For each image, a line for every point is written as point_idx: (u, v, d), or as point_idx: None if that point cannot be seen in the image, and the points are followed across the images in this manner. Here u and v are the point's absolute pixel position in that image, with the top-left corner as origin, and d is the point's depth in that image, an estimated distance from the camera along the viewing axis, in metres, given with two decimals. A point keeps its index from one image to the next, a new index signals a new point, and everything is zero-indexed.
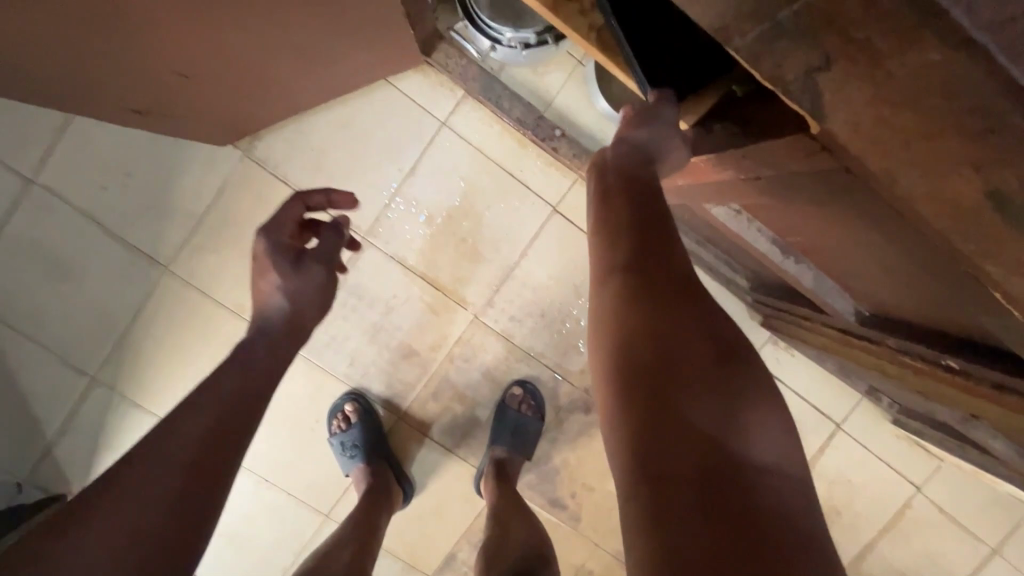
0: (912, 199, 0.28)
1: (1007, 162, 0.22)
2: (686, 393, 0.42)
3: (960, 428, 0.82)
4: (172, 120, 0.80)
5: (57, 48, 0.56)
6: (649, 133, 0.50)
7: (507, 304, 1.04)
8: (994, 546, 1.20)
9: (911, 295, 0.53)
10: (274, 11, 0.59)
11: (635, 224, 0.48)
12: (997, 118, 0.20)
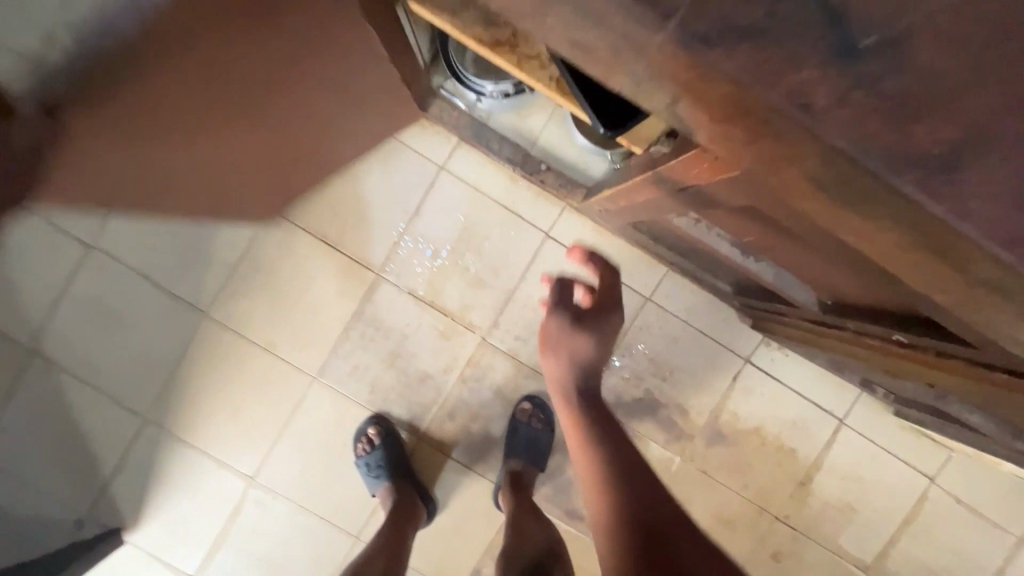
0: (767, 183, 0.36)
1: (799, 152, 0.30)
2: (656, 506, 0.60)
3: (942, 407, 0.86)
4: (236, 203, 0.97)
5: (158, 171, 0.71)
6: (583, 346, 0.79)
7: (511, 325, 1.13)
8: (1020, 536, 1.20)
9: (845, 278, 0.60)
10: (311, 103, 0.74)
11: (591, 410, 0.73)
12: (777, 121, 0.29)
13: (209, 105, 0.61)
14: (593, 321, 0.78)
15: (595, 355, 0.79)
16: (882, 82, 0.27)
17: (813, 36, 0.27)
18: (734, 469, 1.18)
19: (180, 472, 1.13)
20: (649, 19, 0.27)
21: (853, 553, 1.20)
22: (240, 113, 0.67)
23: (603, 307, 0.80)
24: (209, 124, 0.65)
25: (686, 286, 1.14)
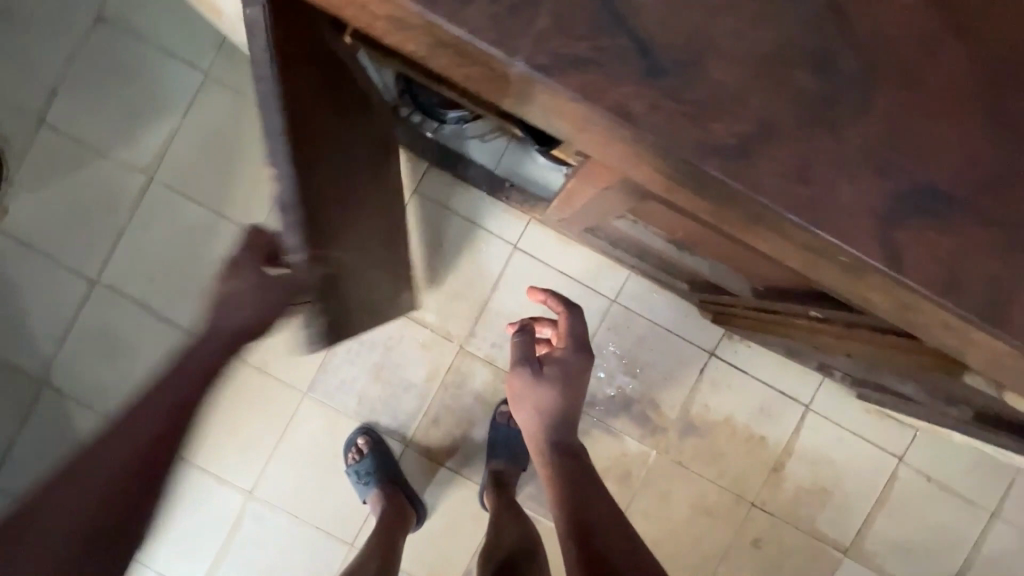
0: (632, 176, 0.44)
1: (635, 149, 0.39)
2: (595, 507, 0.75)
3: (886, 383, 0.92)
4: (400, 290, 1.04)
5: (353, 278, 0.78)
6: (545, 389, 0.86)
7: (486, 333, 1.21)
8: (992, 509, 1.25)
9: (754, 261, 0.68)
10: (359, 154, 0.79)
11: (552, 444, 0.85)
12: (612, 127, 0.37)
13: (329, 190, 0.66)
14: (552, 368, 0.86)
15: (561, 400, 0.86)
16: (684, 92, 0.36)
17: (626, 61, 0.36)
18: (708, 459, 1.23)
19: (180, 491, 1.19)
20: (502, 56, 0.36)
21: (831, 535, 1.25)
22: (343, 194, 0.72)
23: (562, 353, 0.87)
24: (344, 207, 0.72)
25: (648, 287, 1.21)
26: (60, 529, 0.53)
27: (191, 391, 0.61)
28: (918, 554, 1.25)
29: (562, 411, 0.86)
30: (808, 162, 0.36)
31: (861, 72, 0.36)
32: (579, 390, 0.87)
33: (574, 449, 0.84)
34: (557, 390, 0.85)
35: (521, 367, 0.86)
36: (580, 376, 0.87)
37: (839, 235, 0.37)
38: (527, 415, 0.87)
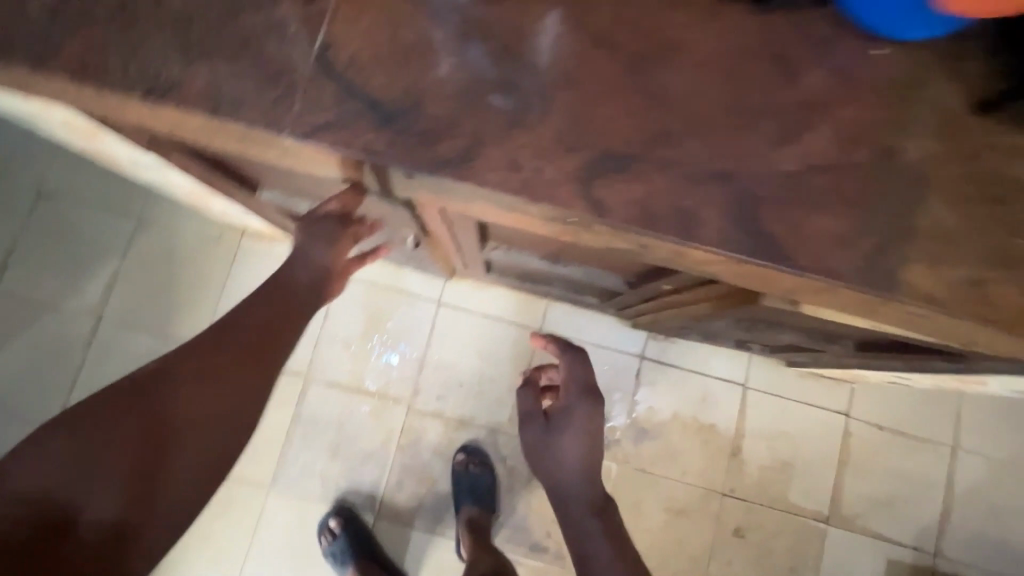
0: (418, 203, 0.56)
1: (395, 180, 0.51)
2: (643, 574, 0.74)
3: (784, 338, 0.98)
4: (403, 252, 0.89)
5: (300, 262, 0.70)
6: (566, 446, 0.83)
7: (430, 389, 1.28)
8: (952, 444, 1.27)
9: (593, 255, 0.79)
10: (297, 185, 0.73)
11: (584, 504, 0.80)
12: (368, 167, 0.50)
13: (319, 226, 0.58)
14: (562, 419, 0.85)
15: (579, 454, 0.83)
16: (409, 129, 0.48)
17: (362, 118, 0.48)
18: (668, 459, 1.27)
19: None
20: (275, 135, 0.48)
21: (806, 506, 1.26)
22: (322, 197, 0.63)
23: (568, 404, 0.87)
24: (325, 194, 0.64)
25: (568, 309, 1.31)
26: (182, 397, 0.58)
27: (282, 309, 0.68)
28: (897, 506, 1.26)
29: (577, 464, 0.82)
30: (515, 156, 0.48)
31: (537, 85, 0.49)
32: (594, 440, 0.84)
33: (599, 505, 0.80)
34: (572, 442, 0.83)
35: (531, 428, 0.88)
36: (593, 426, 0.85)
37: (552, 203, 0.48)
38: (544, 471, 0.85)
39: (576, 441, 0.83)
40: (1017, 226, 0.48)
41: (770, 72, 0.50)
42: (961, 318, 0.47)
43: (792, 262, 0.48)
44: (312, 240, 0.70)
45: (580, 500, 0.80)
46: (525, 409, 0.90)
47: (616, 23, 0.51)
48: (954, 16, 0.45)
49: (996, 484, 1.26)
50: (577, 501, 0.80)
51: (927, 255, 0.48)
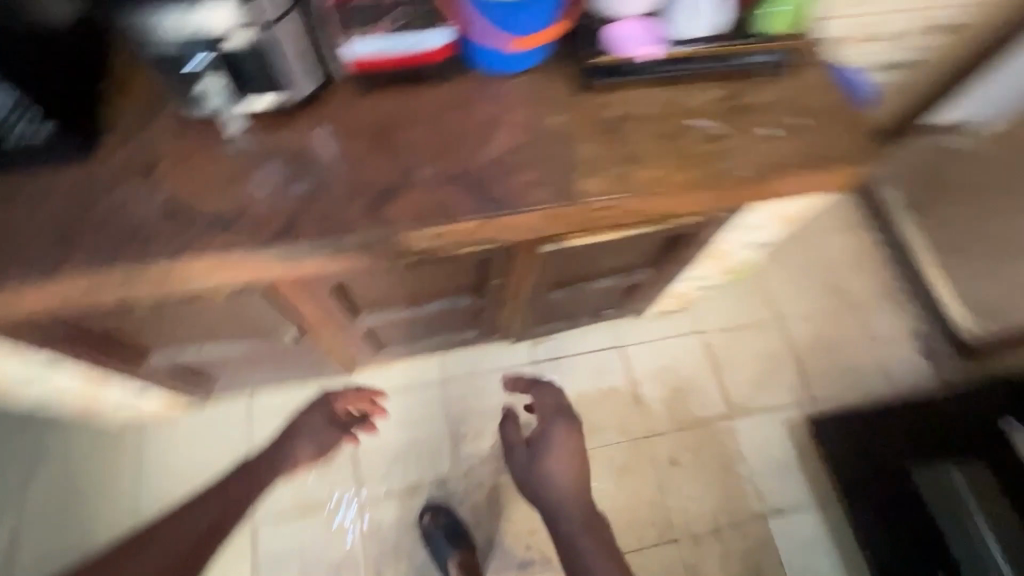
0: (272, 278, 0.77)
1: (245, 263, 0.72)
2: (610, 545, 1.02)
3: (608, 287, 1.28)
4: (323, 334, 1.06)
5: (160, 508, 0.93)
6: (547, 458, 1.12)
7: (373, 475, 1.37)
8: (778, 315, 1.62)
9: (434, 280, 1.03)
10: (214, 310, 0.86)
11: (557, 502, 1.07)
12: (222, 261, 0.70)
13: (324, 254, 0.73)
14: (544, 439, 1.14)
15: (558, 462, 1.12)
16: (242, 228, 0.71)
17: (206, 233, 0.70)
18: (593, 431, 1.47)
19: None
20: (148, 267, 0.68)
21: (709, 414, 1.51)
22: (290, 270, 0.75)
23: (547, 428, 1.17)
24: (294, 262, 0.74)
25: (461, 353, 1.50)
26: None
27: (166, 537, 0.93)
28: (769, 379, 1.55)
29: (563, 471, 1.10)
30: (320, 215, 0.72)
31: (317, 170, 0.75)
32: (569, 450, 1.13)
33: (584, 519, 1.05)
34: (558, 456, 1.12)
35: (520, 454, 1.15)
36: (570, 445, 1.13)
37: (356, 234, 0.73)
38: (536, 489, 1.11)
39: (559, 458, 1.11)
40: (629, 139, 0.82)
41: (456, 112, 0.81)
42: (622, 201, 0.79)
43: (514, 208, 0.76)
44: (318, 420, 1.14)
45: (573, 512, 1.05)
46: (509, 441, 1.19)
47: (355, 119, 0.79)
48: (527, 50, 0.80)
49: (825, 333, 1.61)
50: (567, 516, 1.05)
51: (590, 174, 0.79)
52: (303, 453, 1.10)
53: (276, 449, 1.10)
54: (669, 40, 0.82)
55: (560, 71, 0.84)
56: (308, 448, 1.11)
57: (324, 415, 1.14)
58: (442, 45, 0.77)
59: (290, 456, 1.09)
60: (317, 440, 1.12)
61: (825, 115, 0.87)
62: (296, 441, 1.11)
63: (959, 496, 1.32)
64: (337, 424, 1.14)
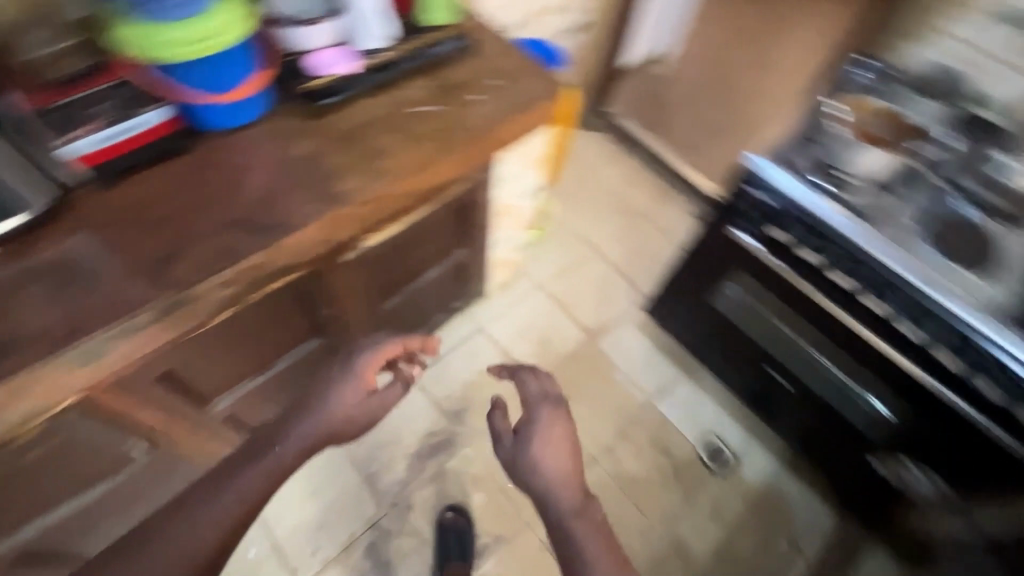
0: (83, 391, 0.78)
1: (40, 385, 0.71)
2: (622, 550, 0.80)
3: (437, 276, 1.41)
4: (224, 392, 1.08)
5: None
6: (542, 450, 0.90)
7: (304, 556, 1.36)
8: (592, 245, 1.88)
9: (268, 337, 1.08)
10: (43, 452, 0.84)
11: (549, 505, 0.86)
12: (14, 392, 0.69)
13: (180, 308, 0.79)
14: (531, 424, 0.94)
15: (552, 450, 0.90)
16: (22, 353, 0.71)
17: None
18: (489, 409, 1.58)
19: None
20: None
21: (576, 347, 1.70)
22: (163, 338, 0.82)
23: (534, 413, 0.95)
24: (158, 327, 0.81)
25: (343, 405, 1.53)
26: None
27: None
28: (608, 296, 1.79)
29: (549, 466, 0.88)
30: (101, 310, 0.75)
31: (83, 271, 0.77)
32: (559, 431, 0.93)
33: (575, 512, 0.83)
34: (541, 449, 0.90)
35: (506, 447, 0.94)
36: (555, 434, 0.92)
37: (145, 309, 0.76)
38: (525, 482, 0.89)
39: (546, 451, 0.90)
40: (366, 142, 0.95)
41: (203, 172, 0.87)
42: (383, 186, 0.91)
43: (291, 230, 0.85)
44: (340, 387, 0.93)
45: (564, 504, 0.84)
46: (495, 432, 0.96)
47: (104, 212, 0.82)
48: (250, 97, 0.89)
49: (632, 242, 1.90)
50: (556, 508, 0.85)
51: (345, 178, 0.91)
52: (323, 426, 0.89)
53: (299, 418, 0.90)
54: (361, 55, 0.99)
55: (286, 110, 0.96)
56: (330, 419, 0.90)
57: (358, 377, 0.94)
58: (160, 122, 0.87)
59: (312, 426, 0.88)
60: (340, 409, 0.91)
61: (511, 74, 1.09)
62: (319, 411, 0.90)
63: (760, 310, 1.31)
64: (363, 394, 0.93)
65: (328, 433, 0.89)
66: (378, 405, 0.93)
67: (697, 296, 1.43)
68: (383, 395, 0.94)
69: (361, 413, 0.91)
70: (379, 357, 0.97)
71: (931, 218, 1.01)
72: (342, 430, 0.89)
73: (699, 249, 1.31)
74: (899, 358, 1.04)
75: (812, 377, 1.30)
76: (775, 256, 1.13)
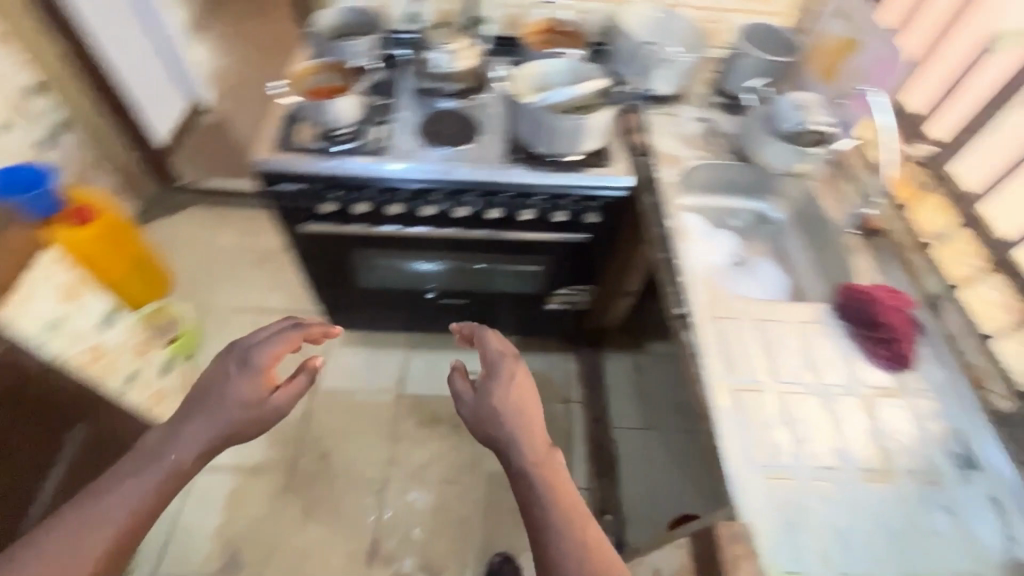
0: None
1: None
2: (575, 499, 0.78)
3: (77, 471, 1.13)
4: None
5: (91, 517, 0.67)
6: (505, 407, 0.88)
7: None
8: (257, 305, 1.76)
9: None
10: None
11: (521, 468, 0.82)
12: None
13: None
14: (492, 377, 0.93)
15: (512, 407, 0.88)
16: None
17: None
18: (263, 526, 1.42)
19: None
20: None
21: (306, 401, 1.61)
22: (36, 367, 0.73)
23: (493, 367, 0.95)
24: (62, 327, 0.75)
25: None
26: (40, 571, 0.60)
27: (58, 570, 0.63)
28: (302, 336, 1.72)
29: (517, 411, 0.88)
30: None
31: None
32: (525, 385, 0.93)
33: (539, 460, 0.82)
34: (504, 395, 0.90)
35: (470, 401, 0.92)
36: (513, 380, 0.92)
37: None
38: (489, 434, 0.88)
39: (510, 396, 0.89)
40: None
41: None
42: None
43: None
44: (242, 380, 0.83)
45: (530, 444, 0.84)
46: (455, 391, 0.95)
47: None
48: None
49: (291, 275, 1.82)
50: (520, 453, 0.83)
51: None
52: (224, 424, 0.79)
53: (200, 413, 0.79)
54: None
55: None
56: (234, 413, 0.80)
57: (260, 369, 0.84)
58: None
59: (211, 424, 0.78)
60: (235, 411, 0.80)
61: None
62: (222, 403, 0.79)
63: (401, 279, 1.44)
64: (266, 396, 0.83)
65: (225, 435, 0.79)
66: (281, 400, 0.85)
67: (351, 291, 1.45)
68: (286, 392, 0.86)
69: (267, 408, 0.83)
70: (281, 352, 0.89)
71: (420, 127, 1.15)
72: (237, 433, 0.81)
73: (310, 259, 1.30)
74: (485, 234, 1.20)
75: (473, 282, 1.46)
76: (352, 224, 1.19)
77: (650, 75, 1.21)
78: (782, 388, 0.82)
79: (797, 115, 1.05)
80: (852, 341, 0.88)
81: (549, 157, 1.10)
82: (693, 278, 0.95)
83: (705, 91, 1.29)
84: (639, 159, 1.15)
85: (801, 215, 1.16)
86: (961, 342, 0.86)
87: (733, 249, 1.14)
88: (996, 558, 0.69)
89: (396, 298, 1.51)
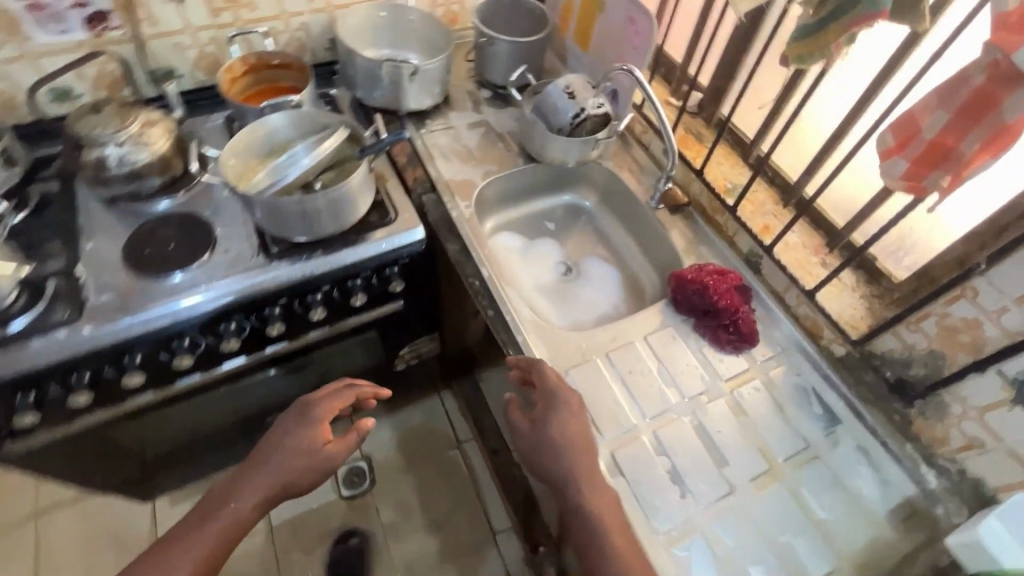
0: None
1: None
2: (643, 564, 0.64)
3: None
4: None
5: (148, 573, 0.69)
6: (561, 450, 0.69)
7: None
8: (36, 504, 1.32)
9: None
10: None
11: (583, 521, 0.66)
12: None
13: None
14: (547, 407, 0.71)
15: (568, 443, 0.69)
16: None
17: None
18: None
19: None
20: None
21: None
22: None
23: (548, 391, 0.72)
24: None
25: None
26: None
27: None
28: (112, 517, 1.32)
29: (576, 443, 0.69)
30: None
31: None
32: (579, 403, 0.72)
33: (600, 506, 0.66)
34: (560, 428, 0.70)
35: (521, 431, 0.73)
36: (572, 406, 0.70)
37: None
38: (541, 469, 0.71)
39: (569, 429, 0.69)
40: None
41: None
42: None
43: None
44: (296, 430, 0.79)
45: (591, 485, 0.67)
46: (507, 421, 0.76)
47: None
48: None
49: None
50: (580, 492, 0.67)
51: None
52: (277, 478, 0.76)
53: (259, 467, 0.77)
54: None
55: None
56: (287, 468, 0.76)
57: (313, 424, 0.79)
58: None
59: (266, 479, 0.76)
60: (290, 464, 0.77)
61: None
62: (272, 462, 0.76)
63: (208, 428, 1.11)
64: (320, 446, 0.78)
65: (280, 488, 0.77)
66: (334, 454, 0.79)
67: (142, 463, 1.10)
68: (341, 443, 0.80)
69: (319, 461, 0.78)
70: (340, 404, 0.83)
71: (127, 257, 0.84)
72: (289, 487, 0.78)
73: (60, 474, 0.94)
74: (280, 348, 0.95)
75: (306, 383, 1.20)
76: (87, 414, 0.86)
77: (404, 91, 1.01)
78: (654, 423, 0.75)
79: (571, 104, 0.94)
80: (697, 333, 0.84)
81: (315, 240, 0.87)
82: (530, 329, 0.83)
83: (470, 89, 1.14)
84: (425, 201, 0.98)
85: (608, 197, 1.08)
86: (787, 297, 0.85)
87: (557, 257, 1.06)
88: (883, 509, 0.71)
89: (215, 442, 1.18)
